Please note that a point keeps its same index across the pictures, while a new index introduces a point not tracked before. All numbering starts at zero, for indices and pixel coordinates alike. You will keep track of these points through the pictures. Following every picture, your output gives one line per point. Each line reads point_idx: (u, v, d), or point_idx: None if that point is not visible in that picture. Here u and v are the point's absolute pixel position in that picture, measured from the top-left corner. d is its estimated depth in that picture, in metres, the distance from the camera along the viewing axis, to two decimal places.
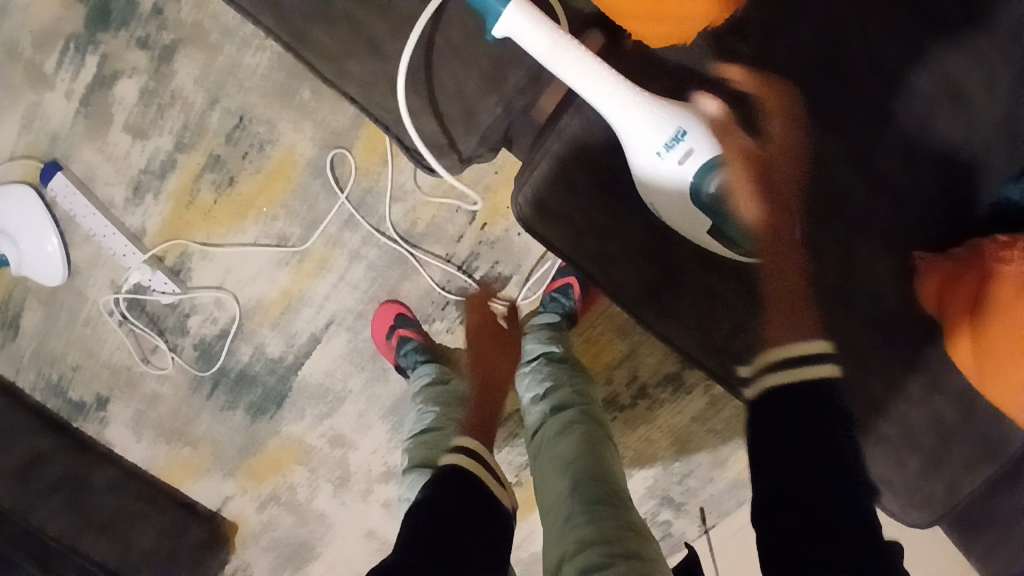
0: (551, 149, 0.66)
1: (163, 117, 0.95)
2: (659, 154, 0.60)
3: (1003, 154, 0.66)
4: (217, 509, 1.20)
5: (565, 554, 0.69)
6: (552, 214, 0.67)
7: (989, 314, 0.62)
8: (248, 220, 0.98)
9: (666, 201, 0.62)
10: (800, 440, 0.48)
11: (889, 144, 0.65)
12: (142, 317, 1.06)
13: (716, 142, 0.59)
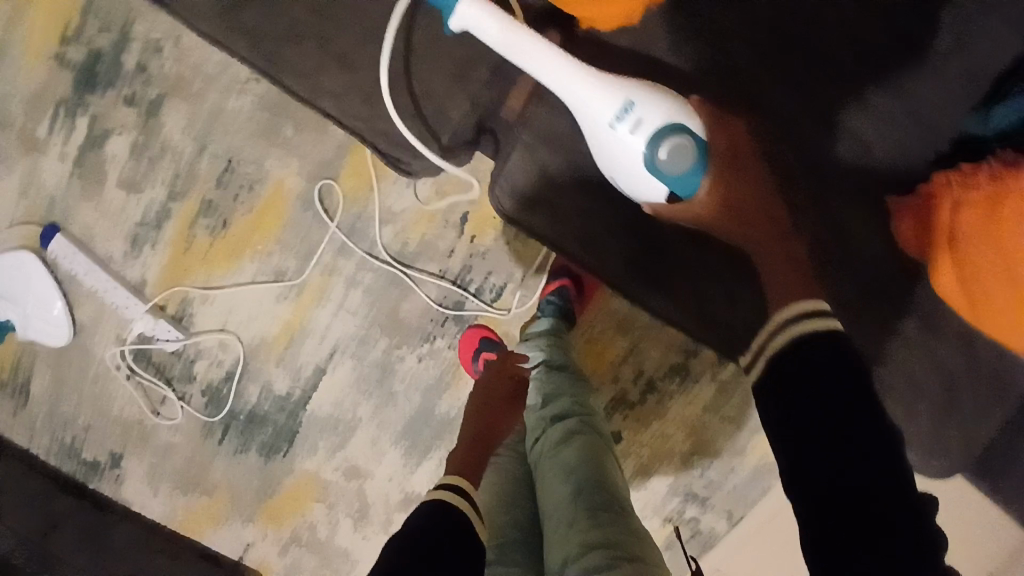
0: (521, 138, 0.69)
1: (155, 169, 0.99)
2: (613, 125, 0.62)
3: (959, 89, 0.67)
4: (240, 558, 1.18)
5: (568, 557, 0.68)
6: (531, 200, 0.70)
7: (966, 243, 0.62)
8: (244, 259, 1.01)
9: (623, 172, 0.64)
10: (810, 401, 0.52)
11: (840, 93, 0.68)
12: (149, 368, 1.07)
13: (664, 111, 0.61)
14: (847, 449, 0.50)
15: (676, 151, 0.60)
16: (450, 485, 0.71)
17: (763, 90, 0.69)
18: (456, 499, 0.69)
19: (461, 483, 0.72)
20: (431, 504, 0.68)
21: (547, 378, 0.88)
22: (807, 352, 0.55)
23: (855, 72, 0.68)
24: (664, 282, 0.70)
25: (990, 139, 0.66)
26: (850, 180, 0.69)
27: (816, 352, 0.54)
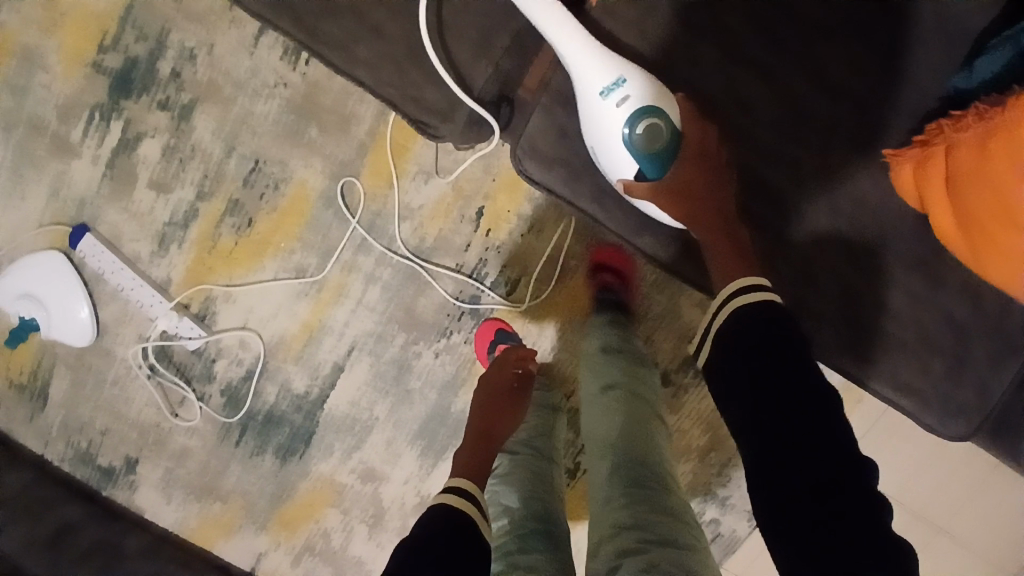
0: (542, 101, 0.69)
1: (184, 170, 1.04)
2: (600, 96, 0.64)
3: (947, 52, 0.68)
4: (251, 569, 1.16)
5: (601, 536, 0.69)
6: (550, 158, 0.69)
7: (960, 184, 0.62)
8: (266, 257, 1.04)
9: (600, 146, 0.66)
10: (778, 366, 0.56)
11: (839, 49, 0.68)
12: (170, 368, 1.09)
13: (651, 92, 0.64)
14: (788, 417, 0.54)
15: (650, 132, 0.64)
16: (456, 491, 0.71)
17: (760, 46, 0.68)
18: (457, 502, 0.68)
19: (469, 487, 0.71)
20: (436, 509, 0.68)
21: (604, 366, 0.89)
22: (748, 325, 0.60)
23: (848, 30, 0.68)
24: (678, 238, 0.70)
25: (976, 91, 0.65)
26: (852, 140, 0.68)
27: (753, 325, 0.60)
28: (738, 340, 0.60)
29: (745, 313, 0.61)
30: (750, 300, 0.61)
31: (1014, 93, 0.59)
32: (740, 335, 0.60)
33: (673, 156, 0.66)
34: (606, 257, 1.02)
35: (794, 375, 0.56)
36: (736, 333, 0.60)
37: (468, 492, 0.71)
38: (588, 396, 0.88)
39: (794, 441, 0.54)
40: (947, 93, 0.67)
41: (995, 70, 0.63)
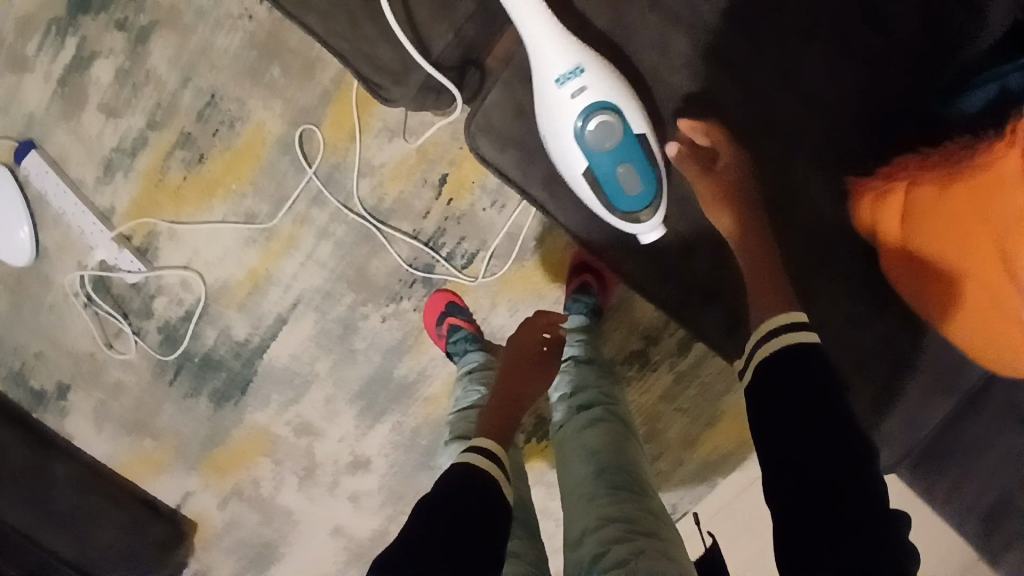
0: (501, 77, 0.66)
1: (136, 96, 0.99)
2: (556, 82, 0.61)
3: (930, 73, 0.63)
4: (178, 507, 1.15)
5: (586, 529, 0.71)
6: (504, 139, 0.67)
7: (918, 222, 0.60)
8: (215, 198, 1.00)
9: (552, 136, 0.63)
10: (801, 399, 0.54)
11: (817, 59, 0.65)
12: (107, 299, 1.06)
13: (609, 86, 0.62)
14: (807, 445, 0.52)
15: (602, 130, 0.62)
16: (479, 449, 0.70)
17: (739, 46, 0.66)
18: (481, 462, 0.68)
19: (494, 448, 0.71)
20: (459, 468, 0.68)
21: (574, 372, 0.90)
22: (784, 359, 0.57)
23: (827, 38, 0.65)
24: (626, 239, 0.69)
25: (950, 122, 0.60)
26: (812, 159, 0.67)
27: (797, 361, 0.56)
28: (771, 378, 0.57)
29: (779, 352, 0.58)
30: (799, 337, 0.58)
31: (986, 137, 0.56)
32: (778, 373, 0.56)
33: (634, 152, 0.63)
34: (575, 267, 1.00)
35: (824, 415, 0.53)
36: (767, 370, 0.58)
37: (492, 451, 0.70)
38: (559, 399, 0.89)
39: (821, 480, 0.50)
40: (925, 117, 0.63)
41: (978, 104, 0.58)
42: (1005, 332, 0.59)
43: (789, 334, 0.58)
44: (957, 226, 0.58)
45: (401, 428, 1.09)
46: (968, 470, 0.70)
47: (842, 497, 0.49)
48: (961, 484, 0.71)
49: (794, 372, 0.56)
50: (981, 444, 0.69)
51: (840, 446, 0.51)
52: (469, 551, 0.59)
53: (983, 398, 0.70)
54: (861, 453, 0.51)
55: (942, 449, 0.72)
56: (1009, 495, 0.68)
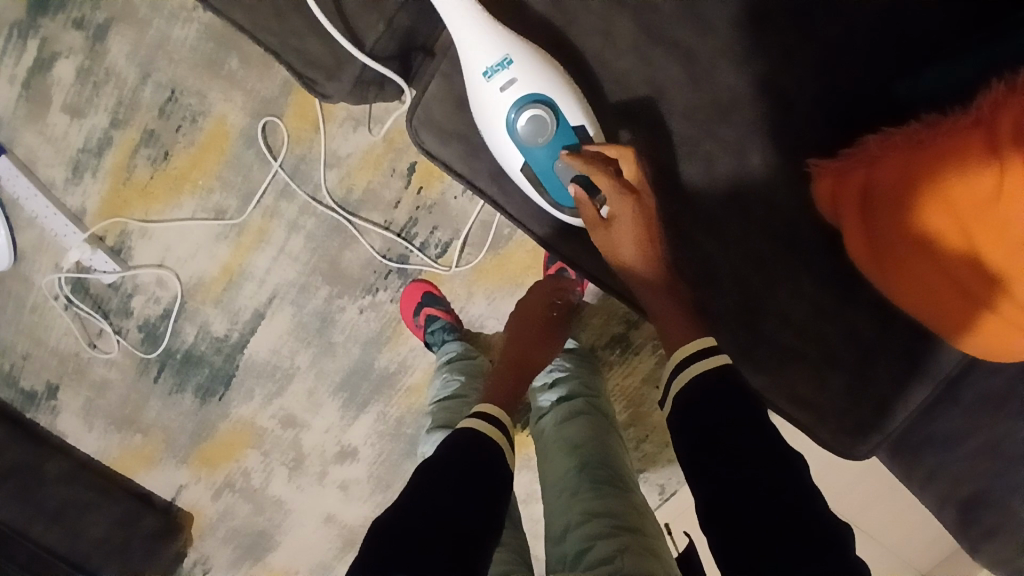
0: (440, 66, 0.68)
1: (98, 95, 0.98)
2: (485, 76, 0.63)
3: (890, 50, 0.61)
4: (172, 499, 1.16)
5: (569, 525, 0.65)
6: (447, 135, 0.70)
7: (881, 206, 0.58)
8: (184, 194, 1.00)
9: (489, 131, 0.65)
10: (722, 429, 0.52)
11: (770, 39, 0.64)
12: (87, 300, 1.06)
13: (538, 76, 0.63)
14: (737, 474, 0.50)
15: (535, 124, 0.63)
16: (487, 418, 0.65)
17: (690, 31, 0.65)
18: (489, 431, 0.63)
19: (502, 417, 0.66)
20: (467, 433, 0.63)
21: (557, 362, 0.87)
22: (699, 394, 0.55)
23: (777, 16, 0.63)
24: (580, 232, 0.70)
25: (915, 100, 0.60)
26: (769, 143, 0.66)
27: (711, 391, 0.55)
28: (692, 411, 0.55)
29: (694, 386, 0.56)
30: (702, 367, 0.57)
31: (952, 117, 0.54)
32: (691, 405, 0.55)
33: (567, 143, 0.64)
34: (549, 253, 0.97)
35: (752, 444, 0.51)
36: (690, 402, 0.56)
37: (499, 420, 0.65)
38: (538, 390, 0.85)
39: (751, 510, 0.48)
40: (887, 100, 0.62)
41: (939, 87, 0.57)
42: (970, 327, 0.57)
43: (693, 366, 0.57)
44: (920, 214, 0.55)
45: (386, 418, 1.09)
46: (947, 456, 0.68)
47: (782, 526, 0.47)
48: (938, 471, 0.68)
49: (716, 400, 0.54)
50: (957, 428, 0.67)
51: (768, 472, 0.49)
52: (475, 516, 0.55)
53: (958, 389, 0.68)
54: (793, 476, 0.49)
55: (920, 437, 0.70)
56: (983, 482, 0.65)
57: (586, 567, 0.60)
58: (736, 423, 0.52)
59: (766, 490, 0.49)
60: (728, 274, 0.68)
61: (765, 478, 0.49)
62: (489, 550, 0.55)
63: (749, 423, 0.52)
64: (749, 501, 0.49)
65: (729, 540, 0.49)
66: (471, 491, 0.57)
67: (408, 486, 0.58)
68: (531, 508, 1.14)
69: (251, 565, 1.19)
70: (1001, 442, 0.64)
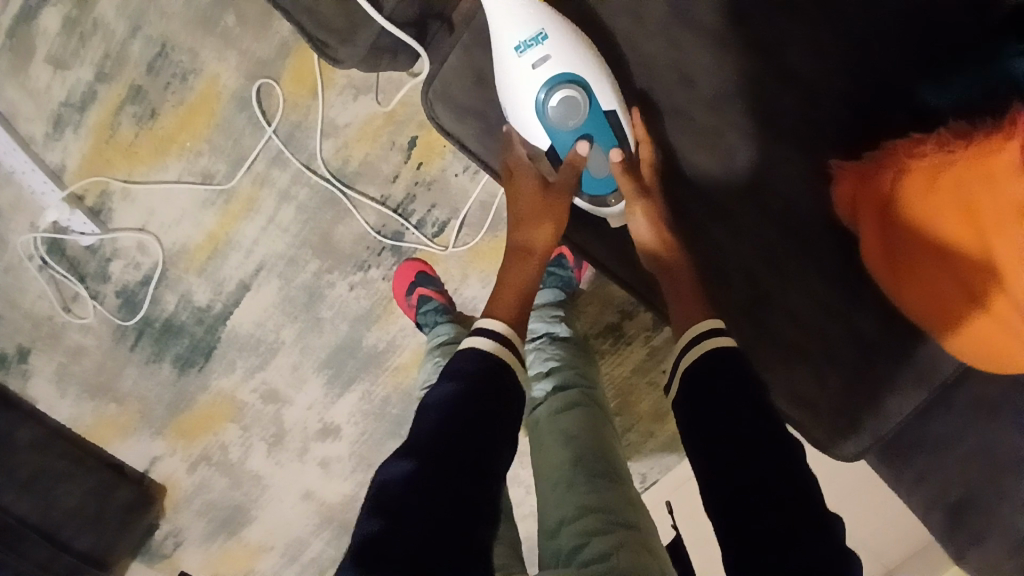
0: (461, 39, 0.67)
1: (85, 47, 0.93)
2: (518, 51, 0.62)
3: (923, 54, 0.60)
4: (147, 470, 1.12)
5: (564, 518, 0.65)
6: (462, 111, 0.69)
7: (898, 209, 0.58)
8: (170, 156, 0.96)
9: (516, 107, 0.64)
10: (725, 407, 0.52)
11: (798, 35, 0.63)
12: (63, 262, 1.02)
13: (571, 55, 0.62)
14: (740, 455, 0.50)
15: (567, 105, 0.63)
16: (485, 334, 0.59)
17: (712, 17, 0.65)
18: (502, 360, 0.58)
19: (505, 332, 0.59)
20: (460, 358, 0.58)
21: (552, 350, 0.86)
22: (701, 374, 0.55)
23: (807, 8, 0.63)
24: (596, 223, 0.71)
25: (944, 110, 0.58)
26: (791, 138, 0.66)
27: (704, 371, 0.55)
28: (688, 394, 0.55)
29: (699, 360, 0.56)
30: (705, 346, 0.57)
31: (985, 128, 0.53)
32: (696, 377, 0.56)
33: (600, 121, 0.64)
34: None
35: (753, 423, 0.51)
36: (689, 384, 0.56)
37: (501, 335, 0.59)
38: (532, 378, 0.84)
39: (748, 485, 0.49)
40: (915, 105, 0.61)
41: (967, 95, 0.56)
42: (961, 331, 0.57)
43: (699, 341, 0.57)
44: (937, 218, 0.55)
45: (371, 396, 1.07)
46: (937, 463, 0.68)
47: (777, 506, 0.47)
48: (926, 476, 0.69)
49: (718, 377, 0.54)
50: (947, 435, 0.67)
51: (767, 457, 0.49)
52: (475, 449, 0.52)
53: (952, 395, 0.67)
54: (794, 459, 0.50)
55: (911, 441, 0.70)
56: (972, 490, 0.66)
57: (581, 563, 0.59)
58: (733, 407, 0.52)
59: (754, 479, 0.49)
60: (737, 269, 0.70)
61: (763, 461, 0.49)
62: (500, 474, 0.53)
63: (748, 401, 0.52)
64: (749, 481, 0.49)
65: (729, 524, 0.49)
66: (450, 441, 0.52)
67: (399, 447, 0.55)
68: (512, 490, 1.13)
69: (225, 539, 1.16)
70: (993, 450, 0.64)
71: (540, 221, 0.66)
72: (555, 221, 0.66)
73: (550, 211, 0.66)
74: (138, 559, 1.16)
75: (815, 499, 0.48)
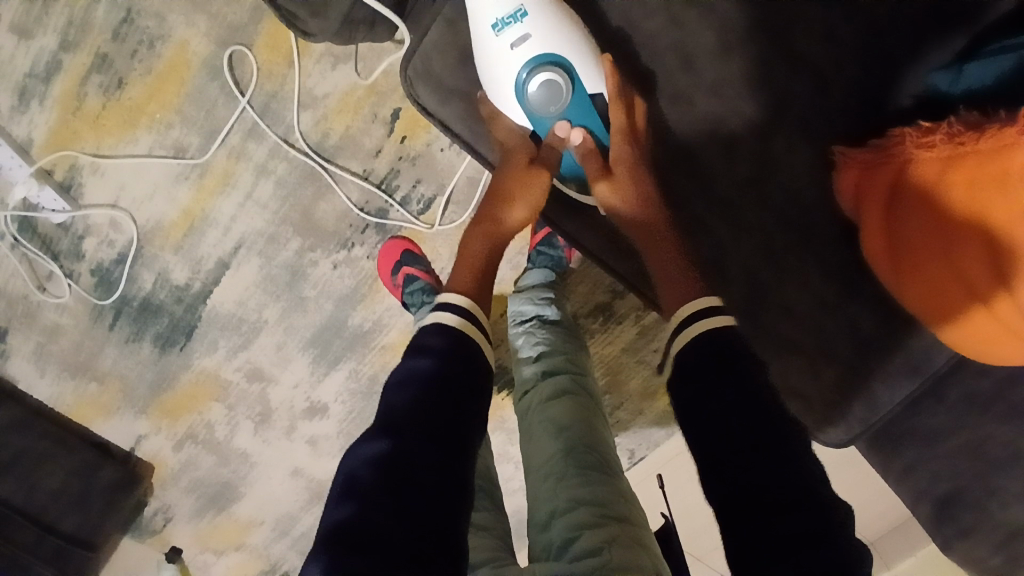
0: (443, 10, 0.66)
1: (46, 12, 0.88)
2: (497, 31, 0.60)
3: (937, 38, 0.60)
4: (133, 448, 1.10)
5: (555, 511, 0.64)
6: (446, 91, 0.69)
7: (909, 194, 0.55)
8: (140, 128, 0.92)
9: (498, 88, 0.63)
10: (720, 400, 0.49)
11: (809, 14, 0.63)
12: (34, 240, 0.98)
13: (552, 33, 0.60)
14: (739, 451, 0.47)
15: (548, 89, 0.60)
16: (447, 307, 0.57)
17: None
18: (463, 327, 0.56)
19: (468, 304, 0.58)
20: (425, 331, 0.56)
21: (542, 335, 0.84)
22: (696, 361, 0.52)
23: None
24: (585, 210, 0.70)
25: (955, 99, 0.57)
26: (793, 122, 0.65)
27: (701, 355, 0.52)
28: (681, 383, 0.52)
29: (692, 345, 0.53)
30: (701, 327, 0.54)
31: (998, 119, 0.51)
32: (684, 367, 0.53)
33: (580, 100, 0.62)
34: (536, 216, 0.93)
35: (757, 415, 0.48)
36: (684, 369, 0.53)
37: (465, 308, 0.58)
38: (522, 363, 0.82)
39: (744, 481, 0.47)
40: (925, 92, 0.60)
41: (979, 84, 0.55)
42: (954, 320, 0.55)
43: (691, 324, 0.54)
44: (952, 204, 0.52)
45: (358, 376, 1.04)
46: (929, 454, 0.66)
47: (780, 502, 0.45)
48: (918, 466, 0.67)
49: (717, 364, 0.51)
50: (942, 428, 0.65)
51: (771, 453, 0.47)
52: (450, 430, 0.50)
53: (944, 387, 0.65)
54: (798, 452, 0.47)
55: (898, 433, 0.68)
56: (963, 480, 0.64)
57: (572, 558, 0.59)
58: (731, 391, 0.49)
59: (750, 468, 0.47)
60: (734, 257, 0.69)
61: (766, 458, 0.47)
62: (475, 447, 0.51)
63: (751, 390, 0.49)
64: (752, 478, 0.46)
65: (728, 519, 0.47)
66: (420, 419, 0.49)
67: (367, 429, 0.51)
68: (503, 468, 1.12)
69: (214, 516, 1.14)
70: (981, 444, 0.63)
71: (513, 201, 0.65)
72: (529, 203, 0.65)
73: (521, 192, 0.64)
74: (129, 536, 1.14)
75: (816, 485, 0.46)
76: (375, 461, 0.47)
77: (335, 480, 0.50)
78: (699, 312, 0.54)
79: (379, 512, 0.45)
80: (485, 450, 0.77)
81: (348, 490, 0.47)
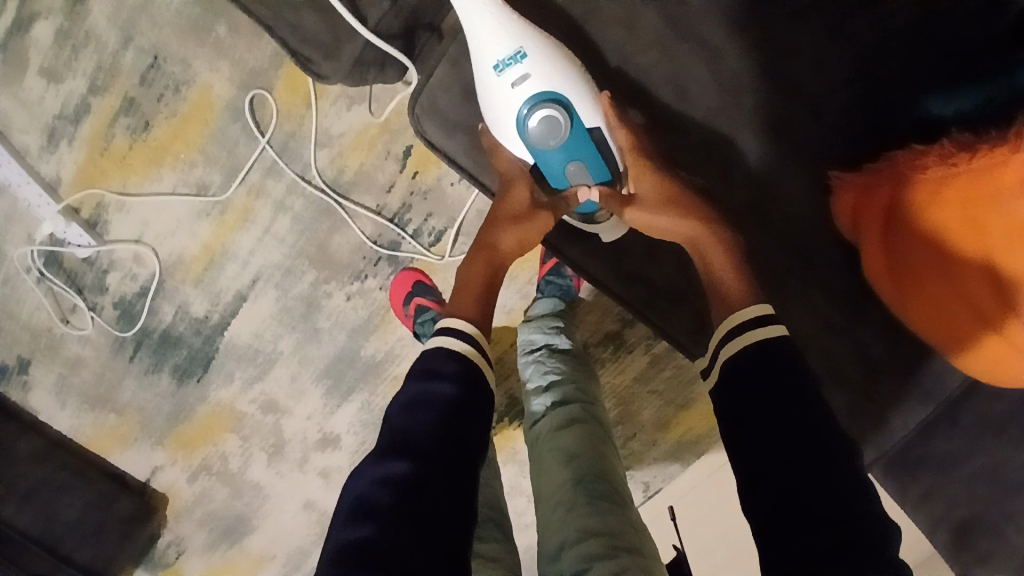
0: (448, 52, 0.70)
1: (77, 58, 0.93)
2: (499, 71, 0.63)
3: (927, 56, 0.62)
4: (148, 481, 1.11)
5: (565, 542, 0.63)
6: (450, 125, 0.71)
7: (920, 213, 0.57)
8: (164, 167, 0.96)
9: (499, 124, 0.65)
10: (769, 405, 0.50)
11: (802, 42, 0.65)
12: (60, 274, 1.02)
13: (550, 74, 0.63)
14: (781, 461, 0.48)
15: (546, 125, 0.63)
16: (454, 333, 0.59)
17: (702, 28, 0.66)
18: (469, 353, 0.57)
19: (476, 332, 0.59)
20: (431, 355, 0.57)
21: (552, 363, 0.85)
22: (739, 373, 0.53)
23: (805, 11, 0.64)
24: (589, 239, 0.71)
25: (946, 119, 0.60)
26: (792, 150, 0.67)
27: (744, 366, 0.53)
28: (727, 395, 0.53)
29: (744, 352, 0.53)
30: (761, 333, 0.54)
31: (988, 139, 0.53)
32: (738, 375, 0.53)
33: (581, 136, 0.64)
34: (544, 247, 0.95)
35: (802, 421, 0.48)
36: (725, 384, 0.53)
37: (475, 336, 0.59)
38: (533, 392, 0.82)
39: (788, 490, 0.47)
40: (919, 116, 0.62)
41: (972, 105, 0.59)
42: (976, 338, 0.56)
43: (737, 337, 0.54)
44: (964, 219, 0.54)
45: (371, 408, 1.04)
46: (946, 482, 0.65)
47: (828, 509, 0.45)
48: (936, 496, 0.65)
49: (761, 371, 0.52)
50: (957, 452, 0.64)
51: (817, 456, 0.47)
52: (459, 452, 0.51)
53: (958, 411, 0.64)
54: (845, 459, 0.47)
55: (915, 458, 0.66)
56: (981, 507, 0.63)
57: None
58: (774, 404, 0.49)
59: (789, 478, 0.47)
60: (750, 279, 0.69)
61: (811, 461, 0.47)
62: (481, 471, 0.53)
63: (793, 396, 0.49)
64: (796, 486, 0.46)
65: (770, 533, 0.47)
66: (432, 444, 0.50)
67: (375, 450, 0.52)
68: (515, 501, 1.10)
69: (227, 549, 1.13)
70: (997, 467, 0.62)
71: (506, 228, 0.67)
72: (519, 231, 0.67)
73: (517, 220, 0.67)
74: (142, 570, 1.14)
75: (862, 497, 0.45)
76: (389, 484, 0.48)
77: (343, 501, 0.50)
78: (748, 326, 0.55)
79: (394, 533, 0.45)
80: (495, 479, 0.77)
81: (362, 512, 0.47)
